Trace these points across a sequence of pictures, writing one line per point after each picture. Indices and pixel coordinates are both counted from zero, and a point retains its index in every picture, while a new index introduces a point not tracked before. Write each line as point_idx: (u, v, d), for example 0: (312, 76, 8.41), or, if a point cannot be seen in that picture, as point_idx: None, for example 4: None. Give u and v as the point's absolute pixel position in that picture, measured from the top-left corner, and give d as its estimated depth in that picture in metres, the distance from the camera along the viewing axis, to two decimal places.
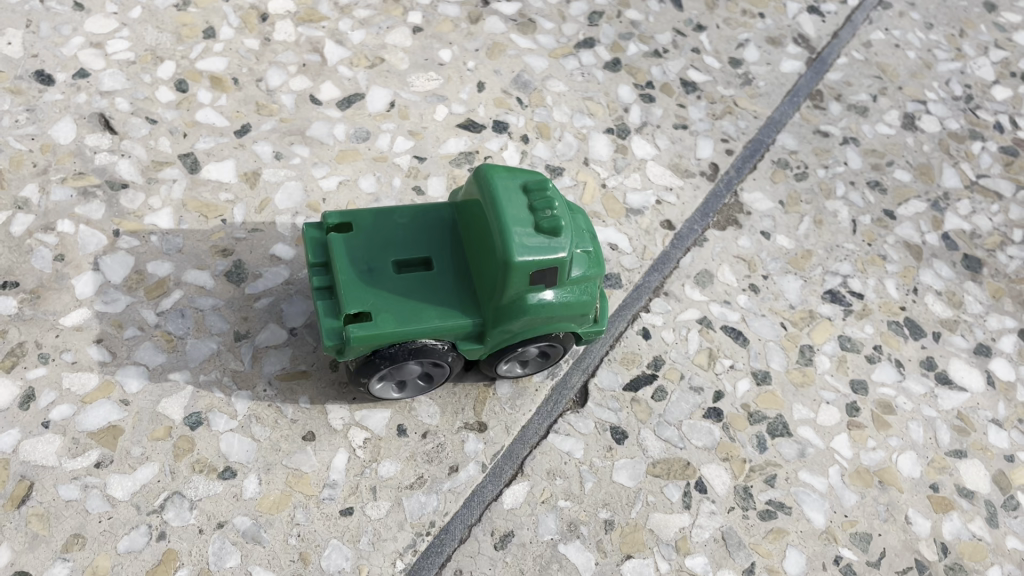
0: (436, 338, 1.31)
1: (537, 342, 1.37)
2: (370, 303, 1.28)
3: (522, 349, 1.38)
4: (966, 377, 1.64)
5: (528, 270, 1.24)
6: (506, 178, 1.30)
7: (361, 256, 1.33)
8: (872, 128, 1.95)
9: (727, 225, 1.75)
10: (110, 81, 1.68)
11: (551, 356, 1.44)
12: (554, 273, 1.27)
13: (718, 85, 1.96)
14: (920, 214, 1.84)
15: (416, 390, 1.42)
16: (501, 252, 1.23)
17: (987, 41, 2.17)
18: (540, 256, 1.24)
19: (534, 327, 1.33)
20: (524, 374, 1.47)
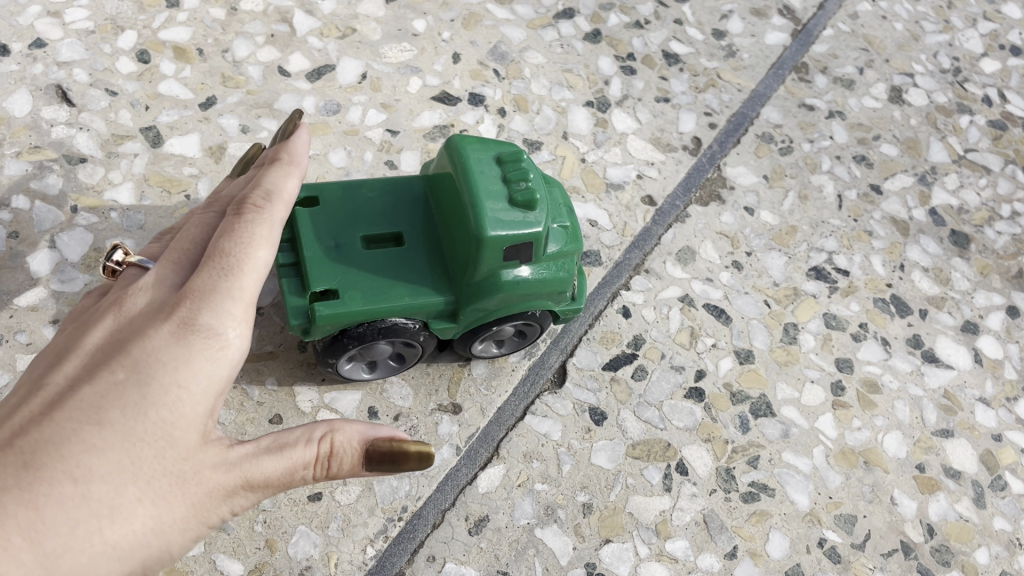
0: (408, 318, 1.26)
1: (514, 321, 1.32)
2: (337, 279, 1.23)
3: (497, 328, 1.33)
4: (953, 355, 1.60)
5: (501, 245, 1.19)
6: (478, 147, 1.26)
7: (329, 231, 1.27)
8: (858, 101, 1.91)
9: (710, 201, 1.71)
10: (68, 51, 1.61)
11: (528, 335, 1.39)
12: (529, 248, 1.22)
13: (702, 57, 1.91)
14: (906, 189, 1.80)
15: (388, 372, 1.37)
16: (474, 226, 1.18)
17: (976, 13, 2.12)
18: (514, 231, 1.18)
19: (513, 304, 1.28)
20: (500, 354, 1.42)
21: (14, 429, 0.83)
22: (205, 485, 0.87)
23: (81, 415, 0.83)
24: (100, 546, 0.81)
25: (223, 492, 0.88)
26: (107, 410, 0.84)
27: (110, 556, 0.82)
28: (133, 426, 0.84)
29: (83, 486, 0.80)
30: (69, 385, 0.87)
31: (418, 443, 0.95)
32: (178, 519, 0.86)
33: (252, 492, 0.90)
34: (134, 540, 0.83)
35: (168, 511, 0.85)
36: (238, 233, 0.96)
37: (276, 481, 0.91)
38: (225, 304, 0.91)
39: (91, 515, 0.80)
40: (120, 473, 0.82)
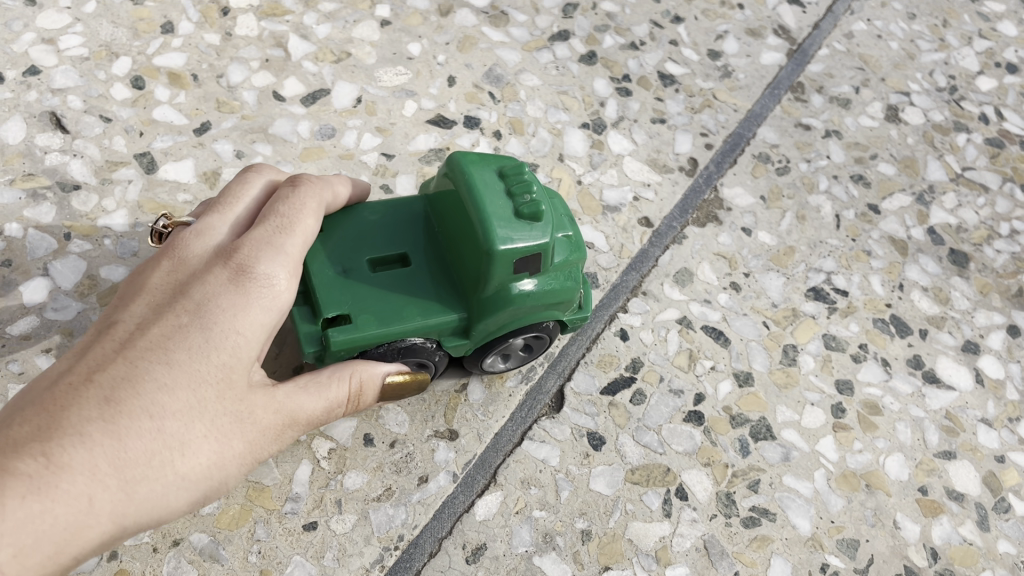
0: (423, 337, 1.25)
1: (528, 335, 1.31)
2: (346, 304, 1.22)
3: (510, 342, 1.32)
4: (954, 376, 1.59)
5: (511, 259, 1.18)
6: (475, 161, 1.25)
7: (335, 256, 1.26)
8: (855, 121, 1.91)
9: (707, 222, 1.70)
10: (62, 78, 1.60)
11: (536, 348, 1.39)
12: (538, 259, 1.21)
13: (697, 77, 1.90)
14: (905, 208, 1.79)
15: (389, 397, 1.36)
16: (484, 243, 1.17)
17: (971, 31, 2.11)
18: (522, 244, 1.18)
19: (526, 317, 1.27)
20: (506, 369, 1.41)
21: (92, 365, 0.95)
22: (258, 423, 1.03)
23: (153, 356, 0.97)
24: (175, 473, 0.95)
25: (271, 428, 1.04)
26: (173, 352, 0.97)
27: (179, 485, 0.95)
28: (198, 368, 0.97)
29: (157, 420, 0.93)
30: (135, 327, 1.00)
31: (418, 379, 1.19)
32: (237, 452, 1.01)
33: (293, 427, 1.08)
34: (203, 469, 0.98)
35: (230, 443, 1.00)
36: (294, 201, 1.14)
37: (313, 415, 1.09)
38: (279, 258, 1.07)
39: (167, 447, 0.94)
40: (188, 412, 0.96)
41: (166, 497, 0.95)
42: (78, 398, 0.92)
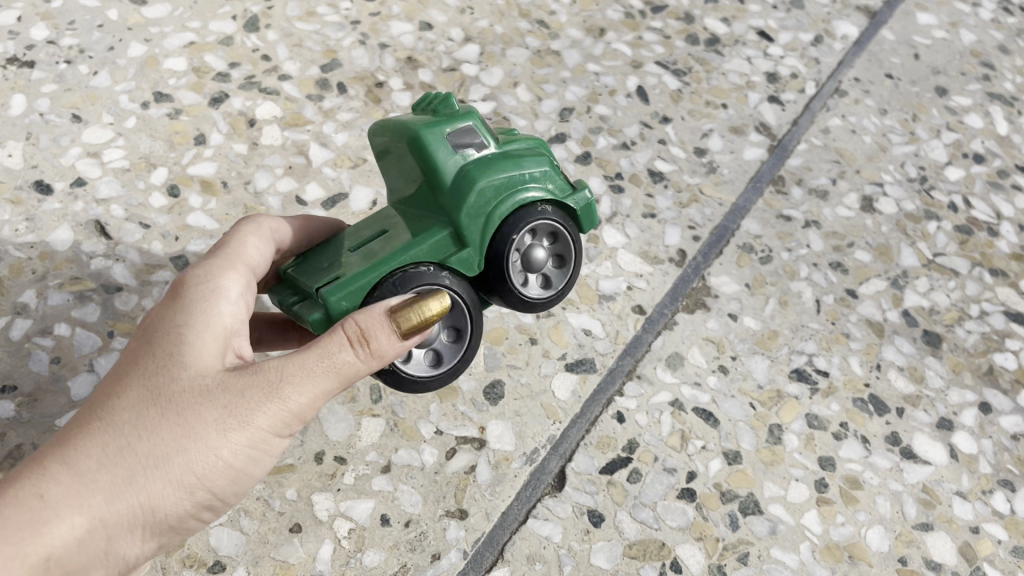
0: (417, 264, 1.22)
1: (529, 224, 1.25)
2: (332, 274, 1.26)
3: (522, 234, 1.25)
4: (930, 451, 1.70)
5: (442, 136, 1.27)
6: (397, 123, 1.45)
7: (315, 260, 1.31)
8: (832, 211, 2.05)
9: (696, 308, 1.84)
10: (106, 188, 1.77)
11: (556, 233, 1.30)
12: (472, 134, 1.29)
13: (684, 174, 2.06)
14: (881, 292, 1.92)
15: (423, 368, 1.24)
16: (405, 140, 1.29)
17: (939, 124, 2.27)
18: (443, 122, 1.28)
19: (496, 190, 1.25)
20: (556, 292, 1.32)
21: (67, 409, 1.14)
22: (232, 392, 1.12)
23: (107, 378, 1.13)
24: (134, 450, 1.06)
25: (237, 394, 1.12)
26: (125, 366, 1.13)
27: (149, 466, 1.07)
28: (143, 367, 1.12)
29: (107, 418, 1.07)
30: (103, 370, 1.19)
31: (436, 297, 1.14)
32: (204, 420, 1.09)
33: (274, 388, 1.13)
34: (167, 443, 1.08)
35: (189, 413, 1.09)
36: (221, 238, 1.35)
37: (308, 368, 1.13)
38: (207, 269, 1.25)
39: (124, 435, 1.06)
40: (138, 403, 1.09)
41: (133, 474, 1.06)
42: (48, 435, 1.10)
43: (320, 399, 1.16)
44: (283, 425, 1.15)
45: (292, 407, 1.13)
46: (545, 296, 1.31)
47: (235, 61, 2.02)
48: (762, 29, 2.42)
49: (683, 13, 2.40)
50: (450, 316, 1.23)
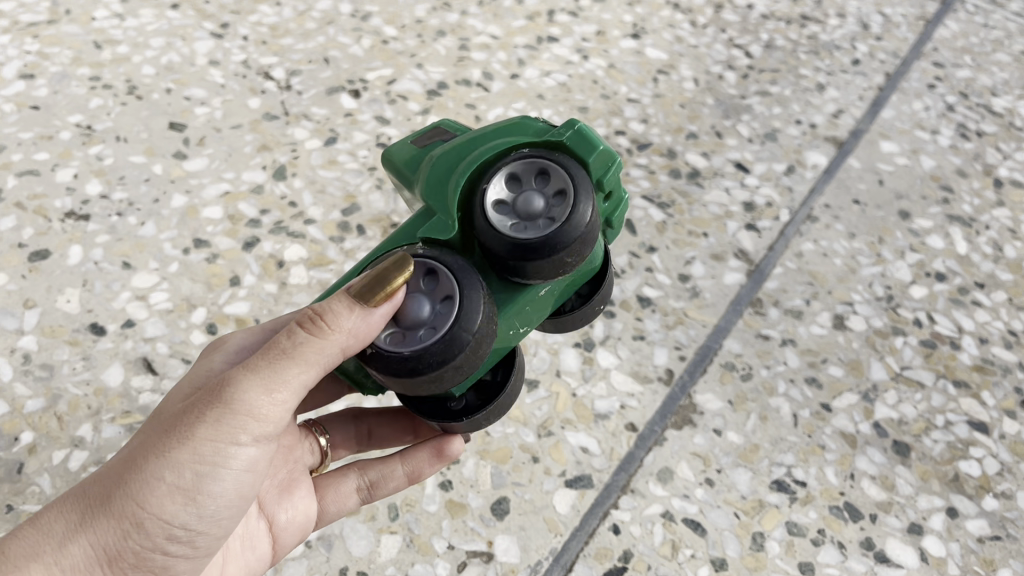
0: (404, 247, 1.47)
1: (498, 168, 1.45)
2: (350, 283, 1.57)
3: (494, 182, 1.44)
4: (901, 555, 1.86)
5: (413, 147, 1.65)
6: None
7: None
8: (807, 330, 2.25)
9: (683, 424, 2.02)
10: (152, 328, 1.99)
11: (543, 173, 1.44)
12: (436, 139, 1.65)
13: (670, 298, 2.28)
14: (853, 405, 2.10)
15: (419, 345, 1.31)
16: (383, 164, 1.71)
17: (903, 246, 2.49)
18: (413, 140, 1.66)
19: (455, 149, 1.54)
20: (559, 214, 1.39)
21: None
22: (176, 418, 1.36)
23: None
24: (94, 485, 1.34)
25: (182, 412, 1.36)
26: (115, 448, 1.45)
27: (105, 497, 1.32)
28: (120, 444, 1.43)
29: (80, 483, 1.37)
30: None
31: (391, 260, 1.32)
32: (152, 442, 1.34)
33: (216, 393, 1.34)
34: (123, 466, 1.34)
35: (143, 440, 1.35)
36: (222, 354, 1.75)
37: (246, 370, 1.34)
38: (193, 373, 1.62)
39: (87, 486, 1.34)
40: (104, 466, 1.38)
41: (95, 500, 1.32)
42: None
43: (274, 390, 1.35)
44: (232, 426, 1.34)
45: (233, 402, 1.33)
46: (546, 229, 1.37)
47: (265, 208, 2.27)
48: (739, 161, 2.66)
49: (666, 150, 2.66)
50: (439, 290, 1.35)
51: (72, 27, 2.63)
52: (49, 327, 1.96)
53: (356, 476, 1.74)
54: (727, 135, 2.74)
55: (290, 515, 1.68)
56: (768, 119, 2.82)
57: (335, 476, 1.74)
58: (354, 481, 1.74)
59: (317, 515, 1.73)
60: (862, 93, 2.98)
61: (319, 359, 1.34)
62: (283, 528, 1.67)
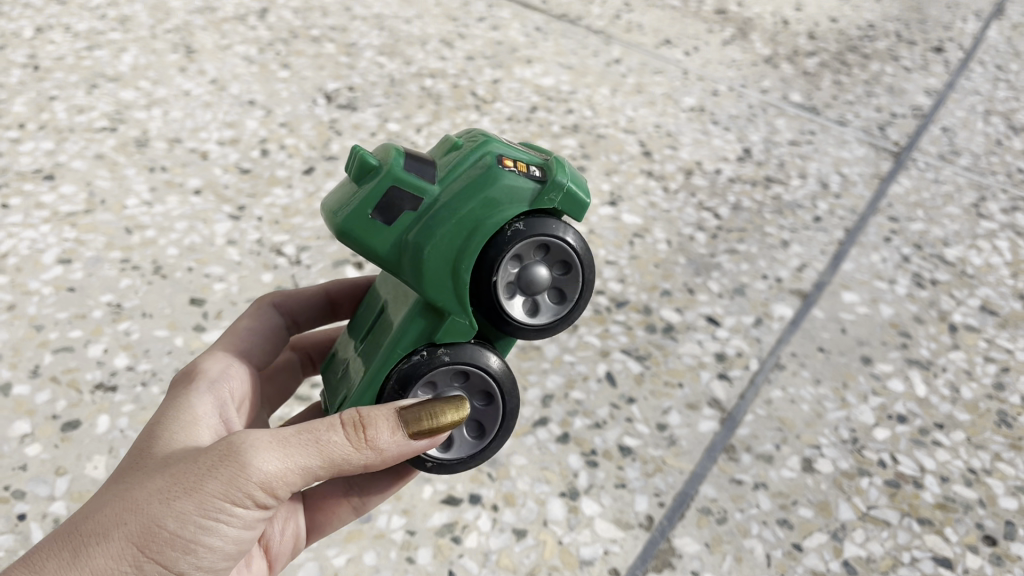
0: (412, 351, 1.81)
1: (506, 254, 1.71)
2: (372, 358, 1.87)
3: (503, 274, 1.72)
4: None
5: (369, 222, 1.74)
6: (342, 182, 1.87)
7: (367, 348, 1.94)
8: (778, 473, 2.41)
9: (663, 567, 2.16)
10: None
11: (543, 247, 1.74)
12: (389, 207, 1.74)
13: (649, 446, 2.46)
14: (823, 544, 2.24)
15: (472, 448, 1.87)
16: (351, 241, 1.76)
17: (866, 390, 2.68)
18: (359, 211, 1.74)
19: (450, 239, 1.72)
20: (565, 287, 1.78)
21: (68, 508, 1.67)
22: (187, 472, 1.61)
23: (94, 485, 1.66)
24: (101, 518, 1.57)
25: (197, 467, 1.61)
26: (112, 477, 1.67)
27: (110, 532, 1.56)
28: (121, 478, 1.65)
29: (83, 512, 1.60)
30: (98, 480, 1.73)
31: (452, 404, 1.73)
32: (161, 491, 1.59)
33: (233, 459, 1.60)
34: (136, 509, 1.57)
35: (157, 486, 1.60)
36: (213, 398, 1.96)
37: (268, 445, 1.62)
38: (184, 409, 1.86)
39: (91, 518, 1.58)
40: (107, 496, 1.61)
41: (105, 535, 1.55)
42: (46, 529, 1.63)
43: (291, 471, 1.63)
44: (240, 490, 1.61)
45: (251, 476, 1.61)
46: (559, 308, 1.79)
47: None
48: (710, 315, 2.90)
49: (642, 306, 2.90)
50: (470, 386, 1.82)
51: (106, 215, 2.95)
52: (78, 493, 2.15)
53: (343, 492, 2.08)
54: (699, 291, 2.99)
55: (283, 534, 2.00)
56: (736, 275, 3.07)
57: (328, 498, 2.08)
58: (343, 493, 2.08)
59: (307, 527, 2.07)
60: (824, 247, 3.24)
61: (339, 460, 1.65)
62: (277, 541, 1.99)
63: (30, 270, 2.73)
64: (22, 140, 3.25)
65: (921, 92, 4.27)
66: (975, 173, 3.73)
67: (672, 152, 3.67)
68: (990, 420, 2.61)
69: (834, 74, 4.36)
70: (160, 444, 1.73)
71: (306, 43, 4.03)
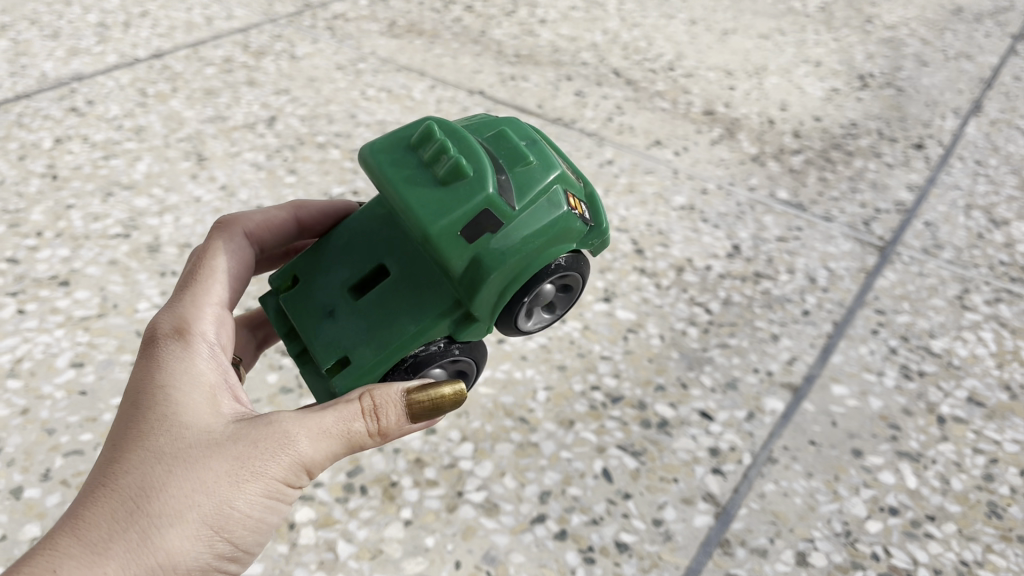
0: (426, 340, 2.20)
1: (547, 279, 2.21)
2: (386, 326, 2.20)
3: (536, 291, 2.22)
4: None
5: (455, 235, 2.09)
6: (421, 173, 2.18)
7: (376, 312, 2.23)
8: (772, 567, 2.46)
9: None
10: None
11: (565, 276, 2.28)
12: (477, 226, 2.10)
13: (645, 542, 2.50)
14: None
15: None
16: (436, 247, 2.09)
17: (858, 482, 2.74)
18: (451, 223, 2.09)
19: (514, 266, 2.11)
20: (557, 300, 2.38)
21: (105, 476, 1.81)
22: (246, 458, 1.88)
23: (138, 459, 1.82)
24: (170, 501, 1.79)
25: (254, 452, 1.89)
26: (154, 450, 1.84)
27: (182, 514, 1.80)
28: (171, 456, 1.84)
29: (145, 494, 1.78)
30: (122, 442, 1.86)
31: (456, 390, 2.11)
32: (224, 476, 1.85)
33: (289, 447, 1.92)
34: (200, 490, 1.83)
35: (219, 469, 1.85)
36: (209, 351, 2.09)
37: (315, 433, 1.95)
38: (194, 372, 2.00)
39: (158, 499, 1.79)
40: (167, 479, 1.81)
41: (177, 514, 1.79)
42: (95, 501, 1.76)
43: (328, 455, 1.98)
44: (289, 472, 1.93)
45: (294, 459, 1.93)
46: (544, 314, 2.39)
47: None
48: (703, 409, 2.97)
49: (637, 401, 2.98)
50: (454, 364, 2.32)
51: (119, 319, 3.06)
52: None
53: None
54: (692, 385, 3.07)
55: None
56: (728, 369, 3.15)
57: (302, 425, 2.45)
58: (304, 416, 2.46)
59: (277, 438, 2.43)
60: (813, 341, 3.34)
61: (359, 443, 2.02)
62: None
63: (44, 374, 2.82)
64: (40, 247, 3.39)
65: (904, 188, 4.43)
66: (958, 266, 3.86)
67: (663, 249, 3.80)
68: (980, 511, 2.66)
69: (819, 172, 4.54)
70: (190, 415, 1.91)
71: (312, 149, 4.23)
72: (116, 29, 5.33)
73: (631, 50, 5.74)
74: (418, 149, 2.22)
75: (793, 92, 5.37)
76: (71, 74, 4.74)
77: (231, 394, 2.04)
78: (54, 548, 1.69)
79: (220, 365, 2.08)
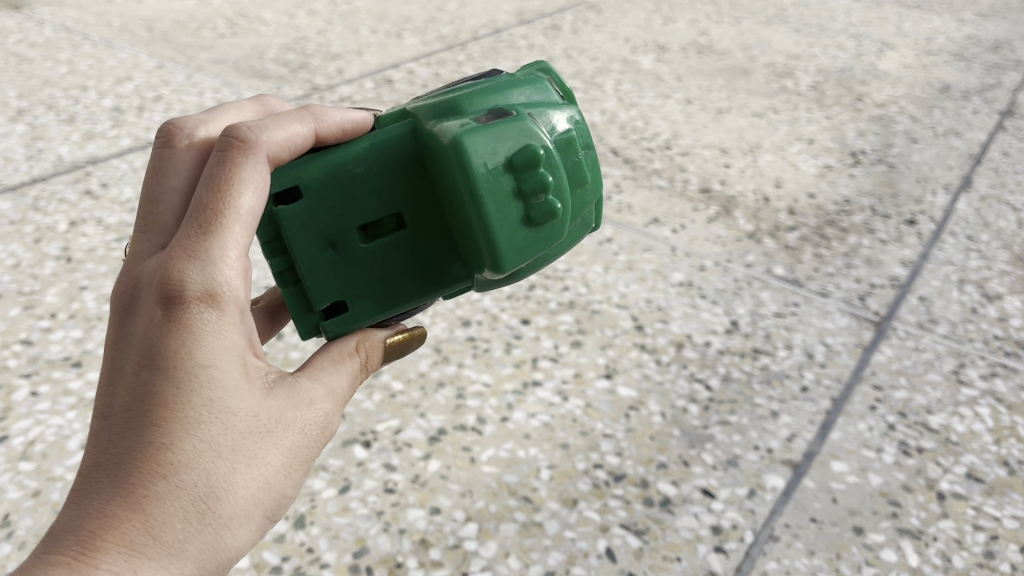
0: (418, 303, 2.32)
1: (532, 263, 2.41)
2: (393, 287, 2.26)
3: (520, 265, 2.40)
4: None
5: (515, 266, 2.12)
6: (515, 207, 2.05)
7: (380, 268, 2.24)
8: None
9: None
10: None
11: None
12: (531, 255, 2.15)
13: None
14: None
15: None
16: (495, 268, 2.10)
17: (860, 560, 2.77)
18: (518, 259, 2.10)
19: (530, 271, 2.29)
20: None
21: (168, 472, 1.79)
22: (295, 448, 2.02)
23: (202, 458, 1.84)
24: (239, 498, 1.89)
25: (301, 439, 2.03)
26: (214, 445, 1.86)
27: (248, 508, 1.92)
28: (233, 454, 1.88)
29: (215, 496, 1.85)
30: (176, 433, 1.82)
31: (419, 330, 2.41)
32: (280, 467, 1.99)
33: (324, 429, 2.10)
34: (260, 483, 1.94)
35: (274, 460, 1.97)
36: (235, 306, 1.96)
37: (334, 400, 2.14)
38: (231, 347, 1.93)
39: (227, 496, 1.87)
40: (232, 477, 1.88)
41: (245, 507, 1.91)
42: (167, 504, 1.77)
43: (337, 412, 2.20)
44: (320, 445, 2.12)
45: (325, 434, 2.11)
46: None
47: (286, 555, 2.63)
48: (705, 487, 3.01)
49: (639, 479, 3.02)
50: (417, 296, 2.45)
51: None
52: None
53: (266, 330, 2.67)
54: (693, 463, 3.11)
55: None
56: (729, 446, 3.20)
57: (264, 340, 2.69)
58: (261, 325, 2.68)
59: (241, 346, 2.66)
60: (811, 417, 3.38)
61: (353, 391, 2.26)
62: None
63: (55, 456, 2.87)
64: (53, 329, 3.47)
65: (897, 263, 4.53)
66: (953, 341, 3.92)
67: (663, 325, 3.88)
68: None
69: (814, 248, 4.64)
70: (238, 401, 1.90)
71: None
72: (130, 113, 5.51)
73: (628, 130, 5.92)
74: (517, 173, 2.03)
75: (787, 169, 5.52)
76: (86, 157, 4.89)
77: (254, 357, 2.02)
78: (133, 551, 1.69)
79: (245, 324, 2.00)
